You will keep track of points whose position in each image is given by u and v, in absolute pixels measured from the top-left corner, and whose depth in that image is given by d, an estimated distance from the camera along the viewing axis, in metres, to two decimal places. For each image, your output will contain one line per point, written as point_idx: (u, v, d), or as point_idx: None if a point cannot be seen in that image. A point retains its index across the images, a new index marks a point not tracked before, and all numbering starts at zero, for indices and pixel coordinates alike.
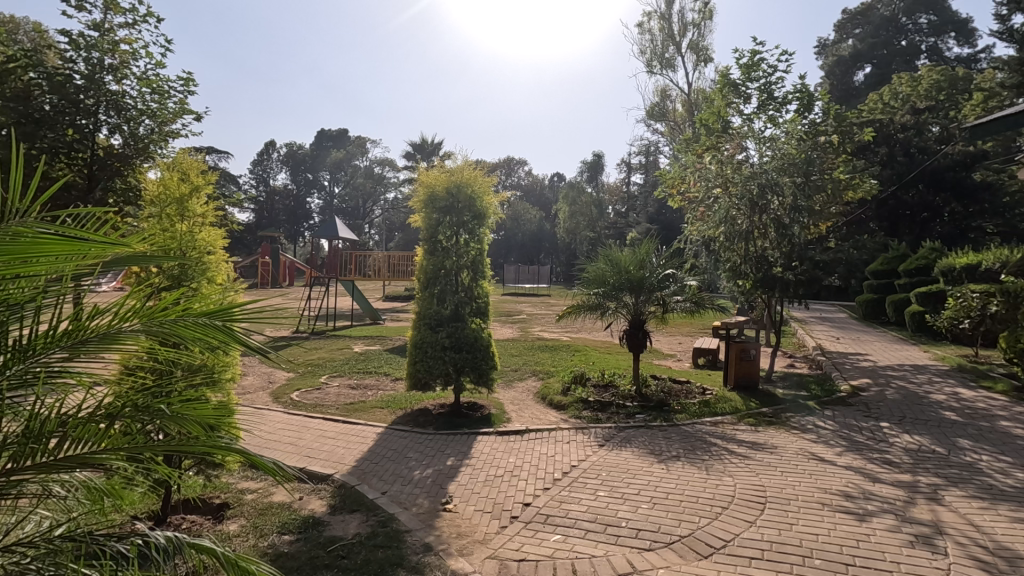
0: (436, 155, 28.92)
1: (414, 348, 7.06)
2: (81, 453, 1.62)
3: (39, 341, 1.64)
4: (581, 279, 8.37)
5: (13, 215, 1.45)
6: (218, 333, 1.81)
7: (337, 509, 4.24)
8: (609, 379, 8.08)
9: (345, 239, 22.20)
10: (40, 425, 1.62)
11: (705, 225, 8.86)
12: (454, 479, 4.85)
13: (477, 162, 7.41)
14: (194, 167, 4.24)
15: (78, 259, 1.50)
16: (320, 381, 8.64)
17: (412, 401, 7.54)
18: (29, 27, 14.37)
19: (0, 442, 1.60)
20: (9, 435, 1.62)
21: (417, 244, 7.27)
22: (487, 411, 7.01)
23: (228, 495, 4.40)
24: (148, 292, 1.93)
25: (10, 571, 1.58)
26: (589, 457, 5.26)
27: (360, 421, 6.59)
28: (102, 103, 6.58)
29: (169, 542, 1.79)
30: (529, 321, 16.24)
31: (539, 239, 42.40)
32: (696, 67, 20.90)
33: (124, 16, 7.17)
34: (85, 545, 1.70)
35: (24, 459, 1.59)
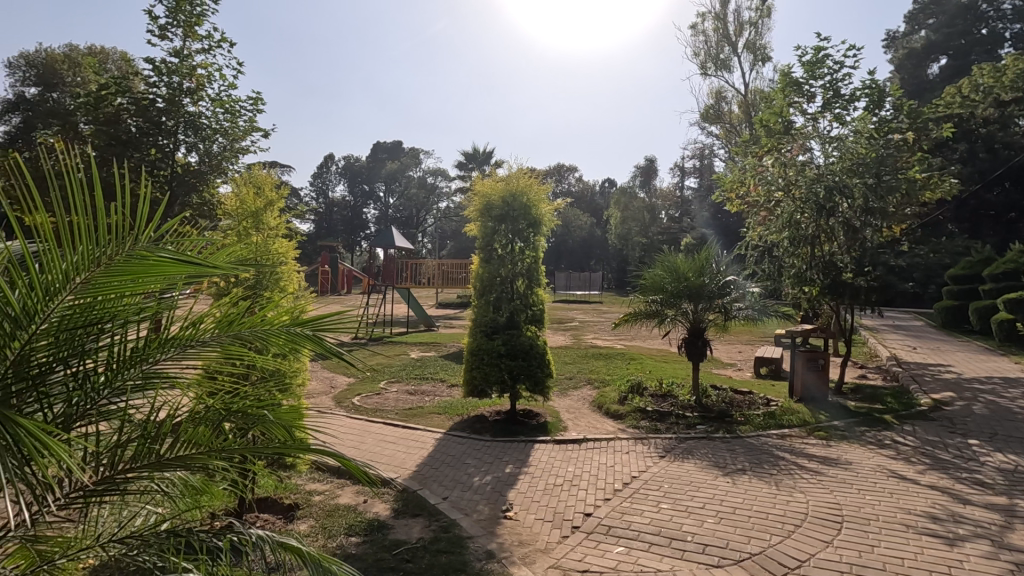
0: (487, 164, 29.17)
1: (470, 354, 7.14)
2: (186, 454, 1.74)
3: (152, 347, 1.78)
4: (637, 286, 8.22)
5: (134, 234, 1.53)
6: (307, 342, 1.89)
7: (400, 513, 4.34)
8: (667, 389, 7.91)
9: (400, 249, 22.69)
10: (156, 427, 1.78)
11: (768, 229, 8.53)
12: (514, 487, 4.87)
13: (532, 170, 7.45)
14: (268, 182, 4.43)
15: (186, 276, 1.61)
16: (379, 386, 8.88)
17: (468, 407, 7.64)
18: (119, 59, 15.71)
19: (120, 443, 1.75)
20: (127, 435, 1.77)
21: (473, 253, 7.38)
22: (543, 419, 7.00)
23: (297, 496, 4.57)
24: (241, 303, 2.05)
25: (119, 560, 1.71)
26: (650, 468, 5.15)
27: (419, 426, 6.74)
28: (180, 124, 7.08)
29: (259, 538, 1.90)
30: (582, 329, 16.10)
31: (590, 246, 42.14)
32: (753, 67, 20.21)
33: (201, 42, 7.71)
34: (185, 539, 1.82)
35: (141, 458, 1.73)
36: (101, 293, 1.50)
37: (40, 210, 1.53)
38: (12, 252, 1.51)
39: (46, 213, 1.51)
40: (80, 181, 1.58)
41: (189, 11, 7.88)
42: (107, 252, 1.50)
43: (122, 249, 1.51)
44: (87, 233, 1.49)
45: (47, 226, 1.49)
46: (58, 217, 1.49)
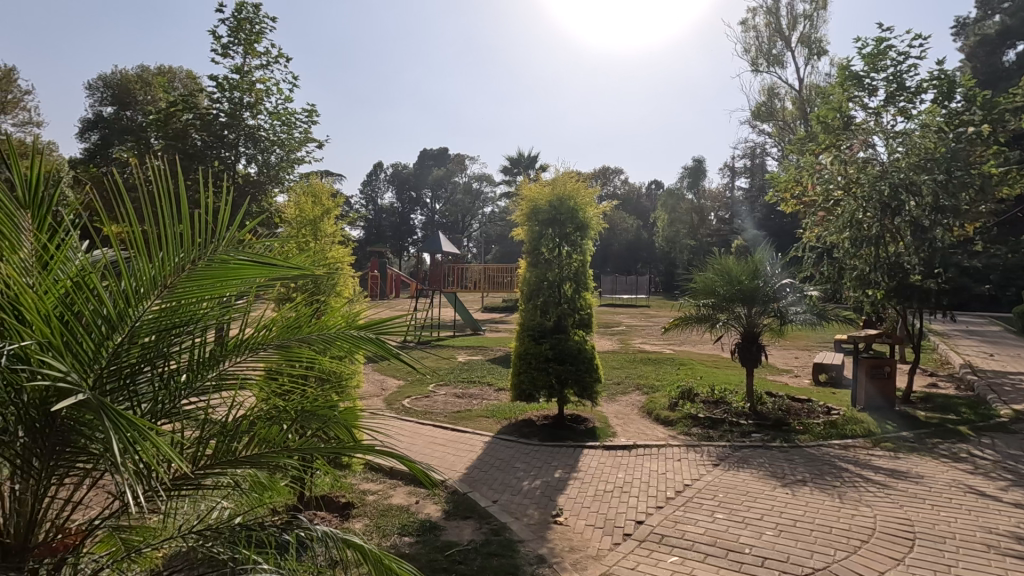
0: (532, 168, 29.22)
1: (517, 358, 7.16)
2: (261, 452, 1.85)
3: (229, 348, 1.88)
4: (687, 290, 8.04)
5: (215, 241, 1.66)
6: (371, 345, 1.95)
7: (451, 514, 4.39)
8: (719, 396, 7.68)
9: (447, 254, 23.03)
10: (235, 425, 1.92)
11: (827, 230, 8.17)
12: (564, 492, 4.84)
13: (579, 174, 7.43)
14: (325, 191, 4.60)
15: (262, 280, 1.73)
16: (428, 389, 9.03)
17: (516, 411, 7.66)
18: (186, 77, 16.71)
19: (201, 439, 1.87)
20: (207, 432, 1.89)
21: (520, 257, 7.40)
22: (591, 424, 6.94)
23: (351, 494, 4.70)
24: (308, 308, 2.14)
25: (197, 551, 1.82)
26: (704, 477, 5.02)
27: (467, 429, 6.80)
28: (241, 137, 7.47)
29: (325, 535, 1.99)
30: (629, 333, 15.87)
31: (636, 249, 41.52)
32: (808, 62, 19.47)
33: (260, 58, 8.10)
34: (256, 533, 1.91)
35: (221, 454, 1.85)
36: (185, 297, 1.62)
37: (133, 221, 1.66)
38: (107, 261, 1.64)
39: (138, 224, 1.64)
40: (167, 195, 1.72)
41: (250, 30, 8.31)
42: (194, 258, 1.63)
43: (205, 255, 1.64)
44: (176, 240, 1.63)
45: (140, 235, 1.61)
46: (150, 227, 1.62)
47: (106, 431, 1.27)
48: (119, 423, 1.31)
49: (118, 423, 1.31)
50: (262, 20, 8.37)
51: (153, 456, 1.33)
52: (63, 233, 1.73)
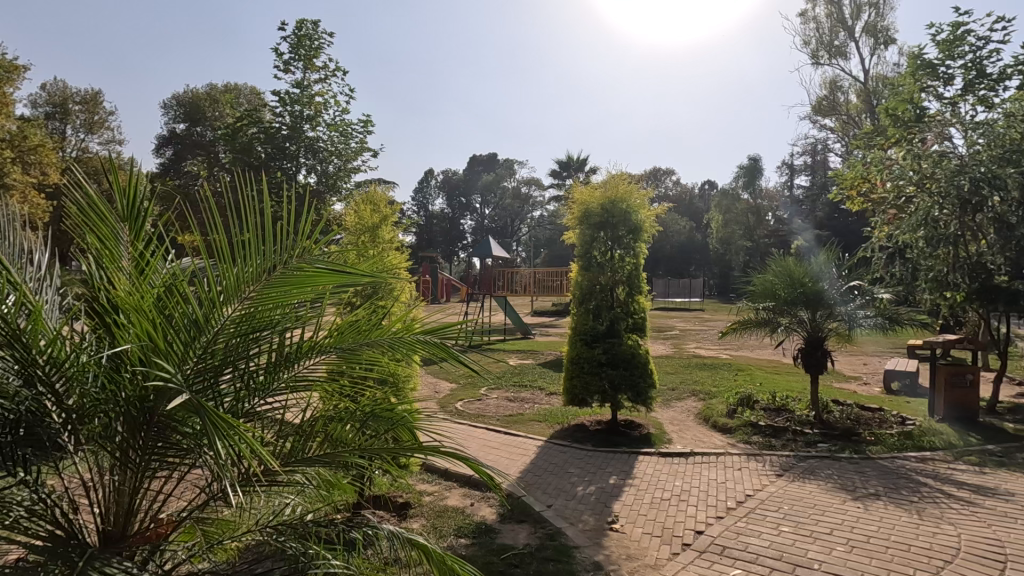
0: (581, 171, 29.02)
1: (570, 363, 7.10)
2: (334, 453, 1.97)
3: (303, 351, 1.96)
4: (746, 294, 7.76)
5: (295, 250, 1.74)
6: (435, 349, 1.99)
7: (506, 518, 4.41)
8: (781, 403, 7.37)
9: (497, 259, 23.21)
10: (310, 426, 2.06)
11: (899, 229, 7.71)
12: (619, 499, 4.77)
13: (631, 176, 7.34)
14: (383, 199, 4.74)
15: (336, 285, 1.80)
16: (480, 393, 9.12)
17: (568, 415, 7.62)
18: (250, 93, 17.65)
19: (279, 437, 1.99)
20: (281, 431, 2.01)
21: (572, 260, 7.37)
22: (646, 430, 6.80)
23: (409, 494, 4.80)
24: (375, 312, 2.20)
25: (273, 544, 1.92)
26: (766, 487, 4.82)
27: (520, 433, 6.82)
28: (301, 148, 7.80)
29: (391, 533, 2.04)
30: (683, 338, 15.47)
31: (688, 251, 40.50)
32: (875, 52, 18.47)
33: (319, 73, 8.45)
34: (328, 529, 1.99)
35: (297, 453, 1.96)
36: (266, 303, 1.71)
37: (218, 230, 1.76)
38: (195, 268, 1.75)
39: (223, 233, 1.74)
40: (249, 206, 1.82)
41: (309, 46, 8.68)
42: (275, 265, 1.72)
43: (287, 262, 1.73)
44: (260, 248, 1.72)
45: (224, 244, 1.71)
46: (235, 235, 1.72)
47: (207, 430, 1.38)
48: (214, 421, 1.40)
49: (215, 422, 1.41)
50: (320, 36, 8.74)
51: (244, 454, 1.42)
52: (154, 242, 1.86)
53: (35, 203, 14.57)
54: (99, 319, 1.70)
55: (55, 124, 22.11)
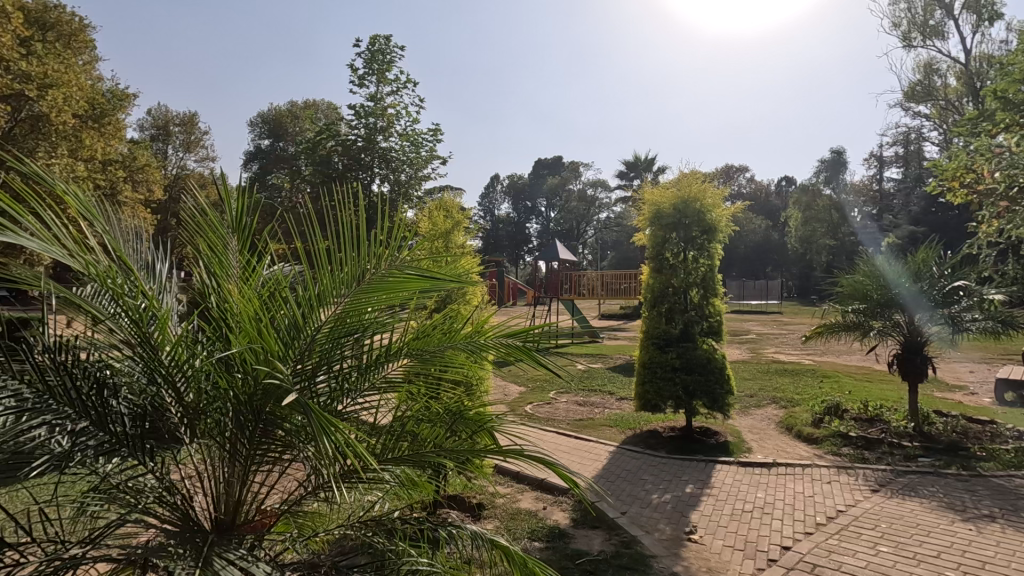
0: (648, 171, 28.34)
1: (642, 367, 6.94)
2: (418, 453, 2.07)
3: (391, 353, 2.04)
4: (832, 295, 7.28)
5: (387, 256, 1.82)
6: (518, 351, 2.02)
7: (579, 523, 4.37)
8: (874, 413, 6.85)
9: (564, 262, 23.13)
10: (399, 427, 2.16)
11: (1011, 223, 6.97)
12: (697, 508, 4.60)
13: (704, 175, 7.10)
14: (456, 206, 4.86)
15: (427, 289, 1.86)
16: (549, 396, 9.11)
17: (640, 421, 7.45)
18: (327, 109, 18.62)
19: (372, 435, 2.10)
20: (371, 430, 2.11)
21: (643, 262, 7.22)
22: (723, 438, 6.53)
23: (482, 495, 4.86)
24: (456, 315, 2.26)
25: (364, 539, 2.02)
26: (861, 503, 4.49)
27: (591, 438, 6.74)
28: (375, 159, 8.13)
29: (473, 533, 2.09)
30: (761, 342, 14.75)
31: (765, 252, 38.60)
32: (977, 29, 16.90)
33: (391, 85, 8.80)
34: (413, 526, 2.07)
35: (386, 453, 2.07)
36: (362, 307, 1.80)
37: (316, 239, 1.86)
38: (294, 274, 1.86)
39: (321, 241, 1.84)
40: (343, 213, 1.91)
41: (382, 60, 9.05)
42: (370, 272, 1.80)
43: (381, 269, 1.80)
44: (355, 255, 1.81)
45: (322, 251, 1.81)
46: (333, 244, 1.82)
47: (316, 429, 1.47)
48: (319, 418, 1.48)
49: (321, 421, 1.50)
50: (392, 50, 9.10)
51: (347, 451, 1.49)
52: (257, 253, 2.00)
53: (143, 217, 16.07)
54: (209, 322, 1.84)
55: (158, 145, 24.30)
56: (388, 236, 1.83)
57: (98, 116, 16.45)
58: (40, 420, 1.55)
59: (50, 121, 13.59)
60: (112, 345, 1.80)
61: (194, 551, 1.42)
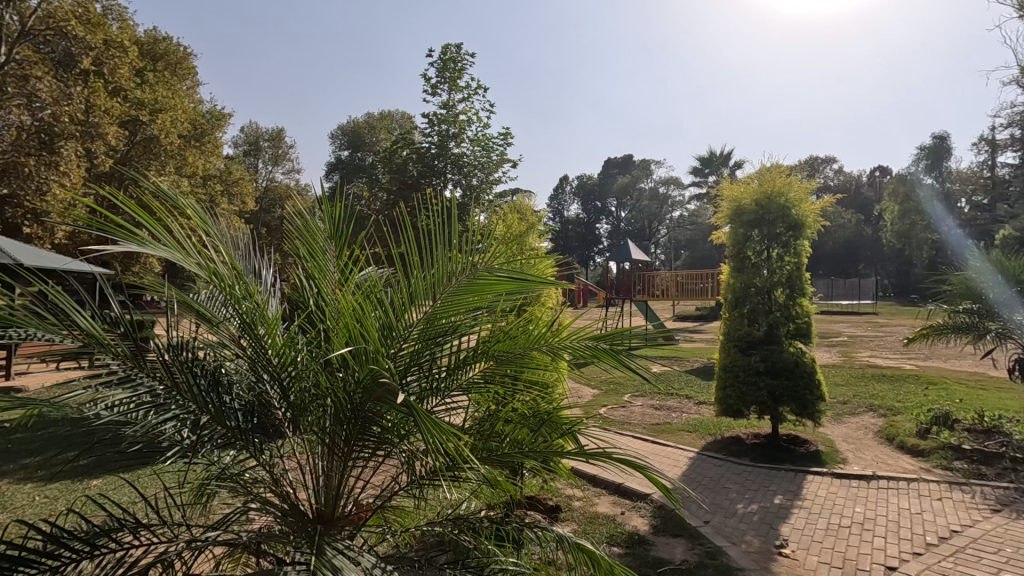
0: (724, 167, 27.18)
1: (722, 371, 6.63)
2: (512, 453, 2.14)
3: (478, 356, 2.08)
4: (939, 295, 6.63)
5: (477, 260, 1.86)
6: (605, 355, 2.00)
7: (660, 530, 4.25)
8: (992, 424, 6.18)
9: (636, 262, 22.63)
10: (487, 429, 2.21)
11: None
12: (787, 521, 4.35)
13: (789, 167, 6.71)
14: (529, 208, 4.90)
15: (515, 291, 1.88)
16: (624, 399, 8.93)
17: (721, 427, 7.14)
18: (401, 118, 19.33)
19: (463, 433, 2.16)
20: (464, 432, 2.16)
21: (723, 262, 6.93)
22: (814, 447, 6.13)
23: (559, 498, 4.84)
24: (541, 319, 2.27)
25: (450, 535, 2.07)
26: (979, 524, 4.07)
27: (669, 443, 6.54)
28: (448, 165, 8.34)
29: (558, 536, 2.08)
30: (854, 345, 13.72)
31: (855, 248, 35.92)
32: None
33: (463, 92, 9.00)
34: (498, 526, 2.10)
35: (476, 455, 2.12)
36: (453, 310, 1.85)
37: (409, 245, 1.94)
38: (388, 279, 1.95)
39: (414, 247, 1.92)
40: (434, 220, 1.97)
41: (454, 68, 9.28)
42: (459, 275, 1.85)
43: (470, 273, 1.84)
44: (446, 260, 1.87)
45: (416, 256, 1.88)
46: (426, 249, 1.89)
47: (418, 425, 1.52)
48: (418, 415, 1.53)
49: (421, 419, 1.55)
50: (463, 58, 9.30)
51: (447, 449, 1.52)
52: (353, 260, 2.11)
53: None
54: (311, 324, 1.96)
55: (251, 160, 26.24)
56: (471, 237, 1.88)
57: (199, 135, 17.98)
58: (170, 416, 1.73)
59: (160, 143, 15.05)
60: (223, 345, 1.97)
61: (306, 538, 1.52)
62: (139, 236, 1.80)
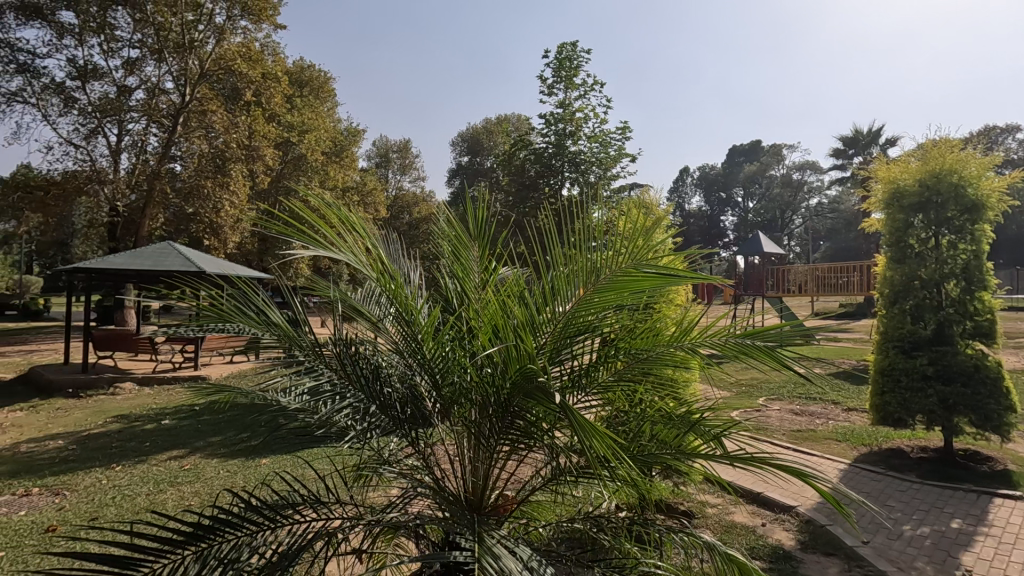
0: (874, 146, 24.17)
1: (879, 375, 5.89)
2: (656, 452, 2.11)
3: (616, 352, 2.06)
4: None
5: (621, 256, 1.81)
6: (757, 353, 1.85)
7: (809, 546, 3.89)
8: None
9: (769, 256, 20.90)
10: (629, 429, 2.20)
11: None
12: (970, 549, 3.77)
13: (964, 140, 5.78)
14: (655, 203, 4.73)
15: (661, 289, 1.80)
16: (758, 402, 8.31)
17: (877, 437, 6.37)
18: (518, 121, 19.71)
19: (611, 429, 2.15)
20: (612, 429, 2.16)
21: (878, 252, 6.16)
22: (1001, 466, 5.25)
23: (691, 503, 4.62)
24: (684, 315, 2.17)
25: (591, 533, 2.08)
26: None
27: (814, 452, 5.97)
28: (565, 163, 8.36)
29: (706, 544, 1.98)
30: None
31: None
32: None
33: (579, 89, 8.96)
34: (639, 526, 2.08)
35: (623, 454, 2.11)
36: (597, 308, 1.83)
37: (549, 246, 1.96)
38: (526, 279, 1.99)
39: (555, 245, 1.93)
40: (573, 219, 1.97)
41: (569, 66, 9.26)
42: (602, 272, 1.81)
43: (615, 270, 1.79)
44: (589, 260, 1.85)
45: (559, 254, 1.90)
46: (570, 247, 1.89)
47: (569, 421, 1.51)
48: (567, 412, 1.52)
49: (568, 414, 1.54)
50: (579, 55, 9.25)
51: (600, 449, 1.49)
52: (495, 258, 2.18)
53: None
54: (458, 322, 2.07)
55: (382, 171, 28.35)
56: (593, 235, 1.86)
57: (339, 151, 19.84)
58: (345, 402, 1.97)
59: (308, 160, 16.84)
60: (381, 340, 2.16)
61: (467, 525, 1.61)
62: (321, 242, 2.08)
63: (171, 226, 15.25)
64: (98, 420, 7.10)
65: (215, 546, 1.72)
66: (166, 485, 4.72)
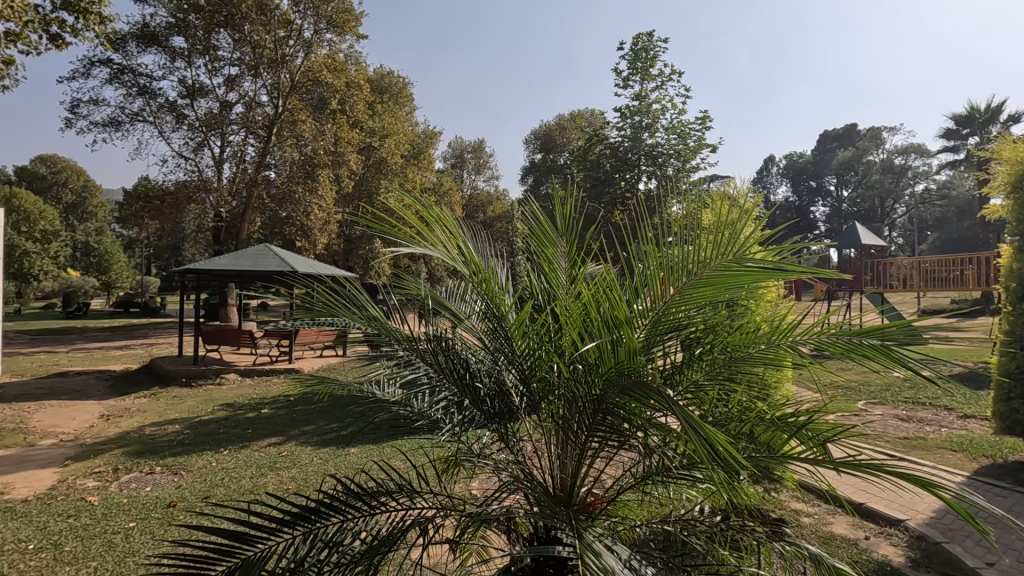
0: (993, 125, 21.67)
1: (1004, 380, 5.27)
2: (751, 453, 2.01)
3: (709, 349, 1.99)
4: None
5: (721, 249, 1.71)
6: (873, 352, 1.68)
7: (921, 564, 3.56)
8: None
9: (868, 248, 19.32)
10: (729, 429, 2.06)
11: None
12: None
13: None
14: None
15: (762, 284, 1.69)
16: (857, 406, 7.72)
17: (1002, 448, 5.72)
18: (591, 115, 19.46)
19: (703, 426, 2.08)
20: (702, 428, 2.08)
21: (1002, 241, 5.51)
22: None
23: (783, 511, 4.37)
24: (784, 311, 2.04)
25: (681, 534, 2.03)
26: None
27: (925, 462, 5.46)
28: (642, 157, 8.17)
29: (811, 556, 1.85)
30: None
31: None
32: None
33: (655, 80, 8.72)
34: (732, 531, 2.00)
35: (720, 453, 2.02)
36: (692, 304, 1.75)
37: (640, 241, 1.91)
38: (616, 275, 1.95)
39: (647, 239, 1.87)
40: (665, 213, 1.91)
41: (646, 57, 9.03)
42: (697, 269, 1.72)
43: (713, 265, 1.69)
44: (684, 256, 1.77)
45: (651, 249, 1.83)
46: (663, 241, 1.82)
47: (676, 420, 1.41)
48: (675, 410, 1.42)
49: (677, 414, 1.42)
50: (656, 45, 8.98)
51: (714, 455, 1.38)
52: (582, 253, 2.15)
53: None
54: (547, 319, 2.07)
55: (458, 171, 29.00)
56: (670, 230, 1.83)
57: (417, 153, 20.51)
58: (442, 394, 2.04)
59: (388, 163, 17.53)
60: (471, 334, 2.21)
61: (565, 521, 1.61)
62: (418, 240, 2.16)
63: (267, 229, 16.43)
64: (209, 407, 7.80)
65: (325, 526, 1.83)
66: (268, 469, 5.10)
